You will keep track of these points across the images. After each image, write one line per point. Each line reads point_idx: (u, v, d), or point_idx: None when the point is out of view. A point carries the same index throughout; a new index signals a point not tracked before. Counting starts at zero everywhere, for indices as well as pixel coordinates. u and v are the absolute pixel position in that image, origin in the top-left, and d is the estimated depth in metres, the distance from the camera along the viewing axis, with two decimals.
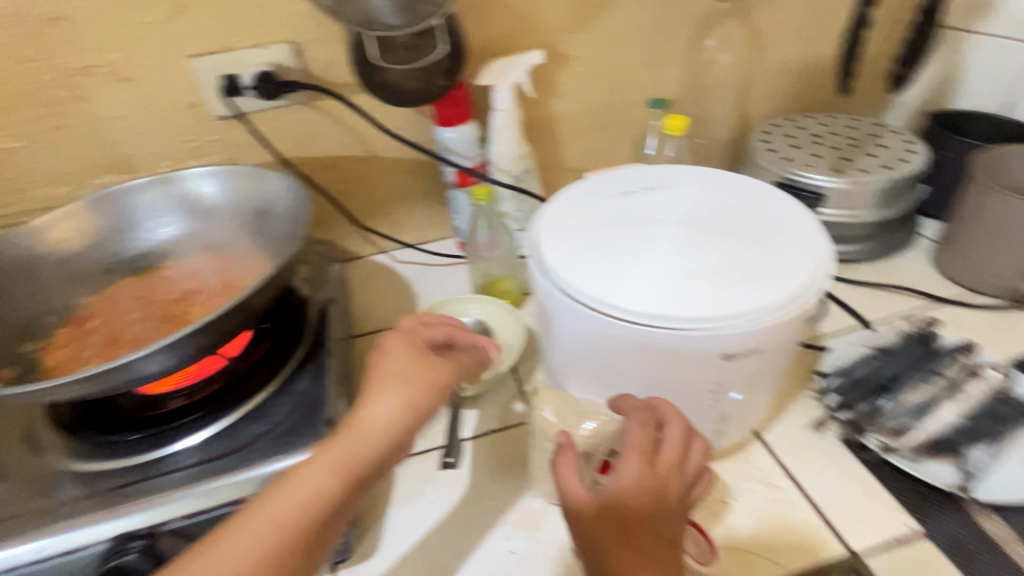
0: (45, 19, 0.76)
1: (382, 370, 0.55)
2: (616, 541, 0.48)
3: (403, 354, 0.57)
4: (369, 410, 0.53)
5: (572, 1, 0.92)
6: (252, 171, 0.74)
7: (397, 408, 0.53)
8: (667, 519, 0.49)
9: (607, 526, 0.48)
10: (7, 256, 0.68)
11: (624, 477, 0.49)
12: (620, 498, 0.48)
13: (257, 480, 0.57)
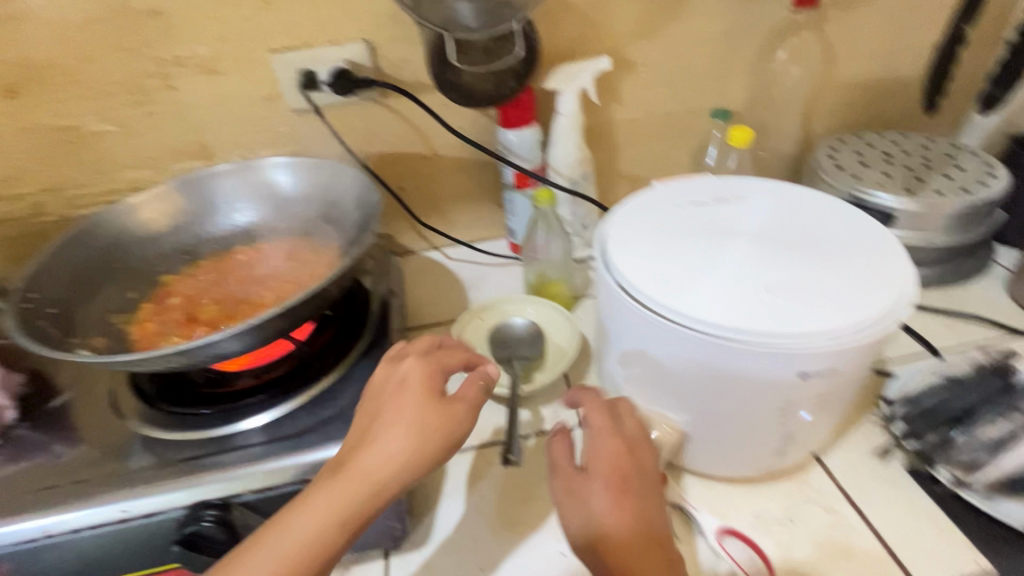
0: (145, 12, 0.80)
1: (392, 406, 0.54)
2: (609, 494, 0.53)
3: (410, 398, 0.54)
4: (372, 458, 0.51)
5: (643, 8, 0.92)
6: (324, 163, 0.77)
7: (403, 447, 0.52)
8: (647, 474, 0.55)
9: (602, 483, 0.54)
10: (100, 232, 0.73)
11: (595, 448, 0.56)
12: (602, 463, 0.55)
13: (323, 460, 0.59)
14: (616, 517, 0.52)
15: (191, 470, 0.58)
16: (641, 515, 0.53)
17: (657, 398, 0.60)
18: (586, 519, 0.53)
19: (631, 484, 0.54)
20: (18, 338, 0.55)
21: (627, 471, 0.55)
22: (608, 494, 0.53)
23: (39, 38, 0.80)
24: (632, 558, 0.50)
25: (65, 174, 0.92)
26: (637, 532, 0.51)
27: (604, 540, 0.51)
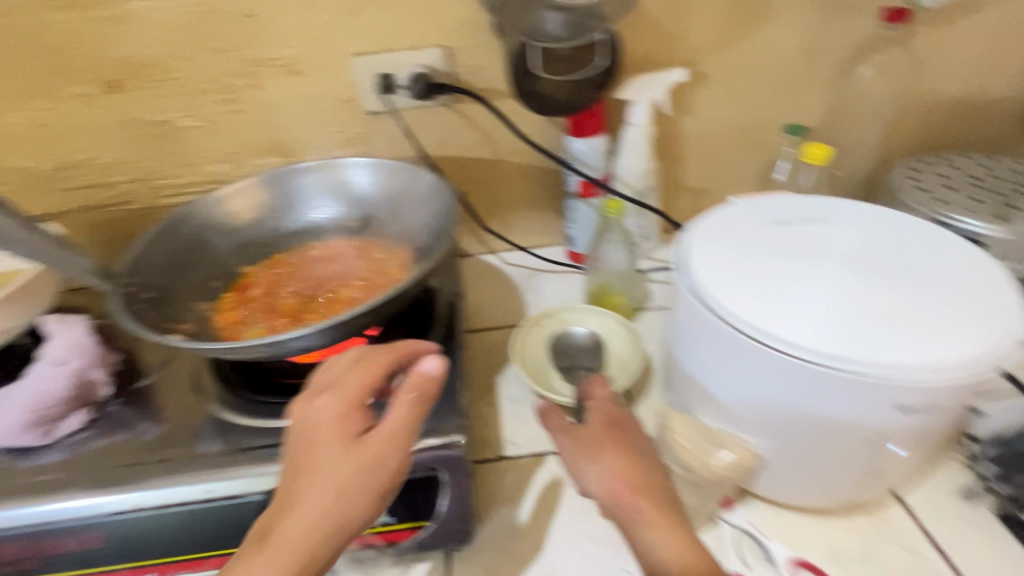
0: (241, 15, 0.84)
1: (315, 461, 0.49)
2: (605, 439, 0.58)
3: (329, 450, 0.49)
4: (299, 525, 0.47)
5: (722, 20, 0.91)
6: (403, 167, 0.79)
7: (332, 507, 0.48)
8: (636, 430, 0.59)
9: (601, 432, 0.58)
10: (189, 222, 0.76)
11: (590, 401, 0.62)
12: (597, 418, 0.60)
13: None
14: (608, 444, 0.57)
15: (271, 455, 0.60)
16: (638, 454, 0.57)
17: (734, 420, 0.58)
18: (581, 454, 0.58)
19: (625, 425, 0.59)
20: (125, 323, 0.59)
21: (621, 421, 0.60)
22: (601, 426, 0.59)
23: (143, 38, 0.85)
24: (640, 498, 0.53)
25: (154, 165, 0.97)
26: (633, 464, 0.55)
27: (598, 463, 0.56)
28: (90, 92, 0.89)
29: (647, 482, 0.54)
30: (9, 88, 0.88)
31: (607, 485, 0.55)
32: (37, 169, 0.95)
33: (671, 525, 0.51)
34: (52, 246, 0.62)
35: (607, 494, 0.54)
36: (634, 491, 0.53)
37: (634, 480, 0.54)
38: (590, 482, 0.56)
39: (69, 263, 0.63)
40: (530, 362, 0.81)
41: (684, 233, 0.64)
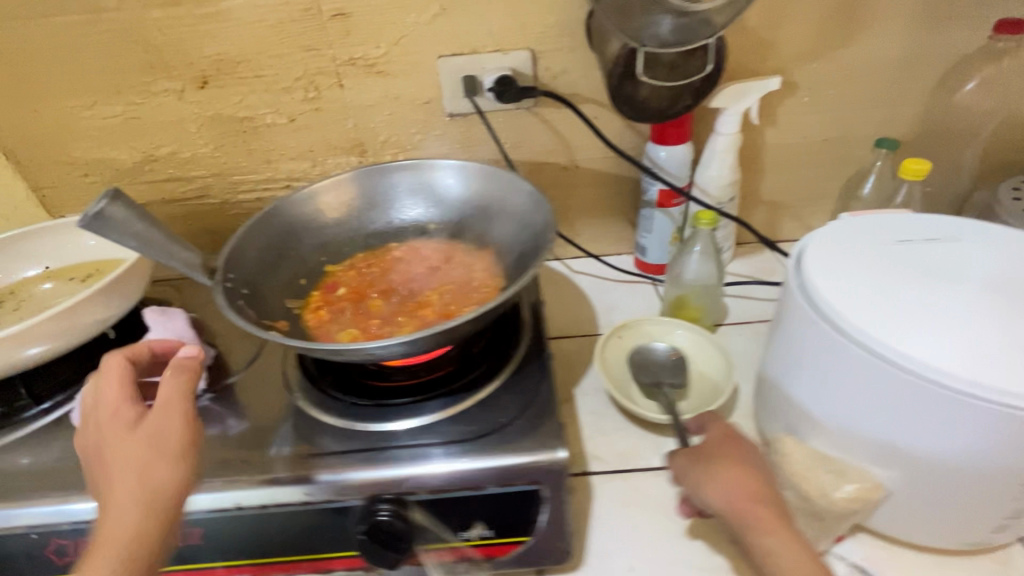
0: (332, 14, 0.84)
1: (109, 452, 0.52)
2: (725, 452, 0.56)
3: (114, 442, 0.53)
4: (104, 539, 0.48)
5: (819, 29, 0.88)
6: (494, 171, 0.77)
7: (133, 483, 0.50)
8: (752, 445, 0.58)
9: (723, 445, 0.57)
10: (282, 215, 0.76)
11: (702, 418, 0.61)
12: (715, 431, 0.59)
13: (497, 470, 0.55)
14: (732, 456, 0.55)
15: (367, 457, 0.59)
16: (758, 469, 0.55)
17: (860, 450, 0.56)
18: (702, 464, 0.56)
19: (742, 440, 0.57)
20: (228, 316, 0.59)
21: (738, 436, 0.58)
22: (719, 439, 0.57)
23: (235, 35, 0.86)
24: (758, 515, 0.51)
25: (234, 161, 0.98)
26: (752, 477, 0.53)
27: (722, 472, 0.54)
28: (180, 88, 0.91)
29: (770, 499, 0.52)
30: (106, 82, 0.90)
31: (733, 498, 0.52)
32: (126, 162, 0.98)
33: (794, 538, 0.50)
34: (161, 239, 0.61)
35: (730, 504, 0.52)
36: (754, 501, 0.52)
37: (754, 491, 0.52)
38: (710, 496, 0.53)
39: (178, 257, 0.61)
40: (613, 372, 0.79)
41: (802, 245, 0.62)
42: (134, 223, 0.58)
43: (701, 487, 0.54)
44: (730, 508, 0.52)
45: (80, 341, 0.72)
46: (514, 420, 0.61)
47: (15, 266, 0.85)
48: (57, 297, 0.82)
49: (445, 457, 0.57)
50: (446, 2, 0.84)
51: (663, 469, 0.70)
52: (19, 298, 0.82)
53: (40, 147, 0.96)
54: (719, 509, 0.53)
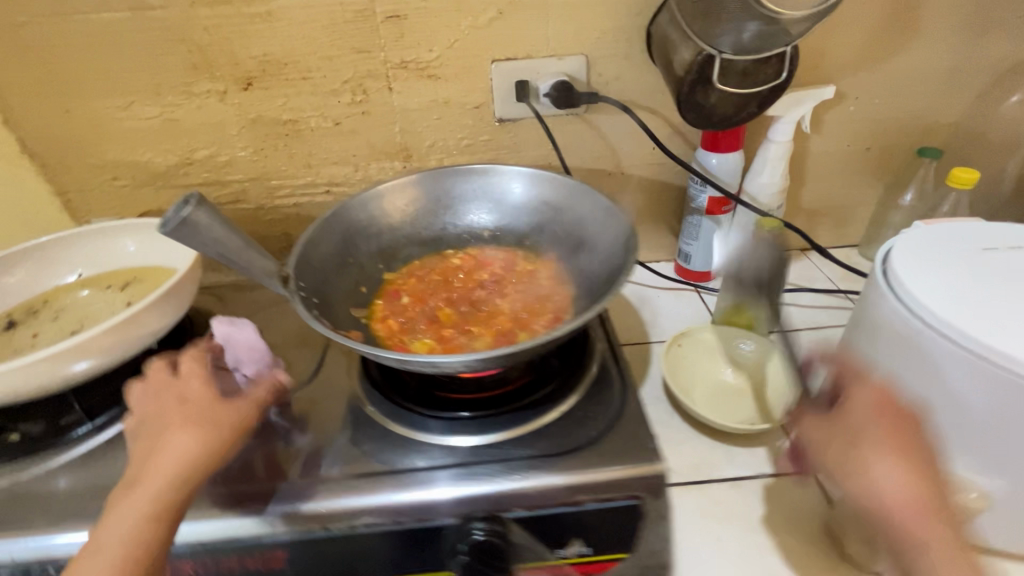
0: (387, 16, 0.83)
1: (174, 414, 0.56)
2: (883, 436, 0.51)
3: (180, 409, 0.57)
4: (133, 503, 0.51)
5: (868, 39, 0.89)
6: (565, 180, 0.75)
7: (189, 446, 0.54)
8: (913, 421, 0.53)
9: (879, 425, 0.52)
10: (350, 216, 0.75)
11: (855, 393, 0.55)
12: (865, 402, 0.54)
13: (598, 485, 0.54)
14: (893, 448, 0.51)
15: (457, 473, 0.56)
16: (917, 455, 0.51)
17: (969, 458, 0.55)
18: (857, 454, 0.51)
19: (901, 422, 0.52)
20: (314, 325, 0.56)
21: (896, 411, 0.53)
22: (871, 417, 0.53)
23: (285, 36, 0.83)
24: (915, 511, 0.48)
25: (275, 165, 0.95)
26: (914, 469, 0.50)
27: (880, 467, 0.50)
28: (224, 89, 0.88)
29: (934, 500, 0.49)
30: (145, 82, 0.87)
31: (890, 489, 0.49)
32: (159, 165, 0.94)
33: (950, 537, 0.47)
34: (235, 246, 0.56)
35: (888, 504, 0.49)
36: (911, 494, 0.49)
37: (917, 485, 0.49)
38: (868, 493, 0.50)
39: (257, 264, 0.57)
40: (679, 376, 0.79)
41: (889, 249, 0.64)
42: (207, 231, 0.54)
43: (858, 482, 0.51)
44: (886, 508, 0.49)
45: (130, 353, 0.69)
46: (604, 433, 0.60)
47: (50, 274, 0.81)
48: (96, 306, 0.78)
49: (453, 478, 0.56)
50: (504, 6, 0.83)
51: (739, 479, 0.69)
52: (54, 308, 0.78)
53: (69, 148, 0.92)
54: (877, 505, 0.50)
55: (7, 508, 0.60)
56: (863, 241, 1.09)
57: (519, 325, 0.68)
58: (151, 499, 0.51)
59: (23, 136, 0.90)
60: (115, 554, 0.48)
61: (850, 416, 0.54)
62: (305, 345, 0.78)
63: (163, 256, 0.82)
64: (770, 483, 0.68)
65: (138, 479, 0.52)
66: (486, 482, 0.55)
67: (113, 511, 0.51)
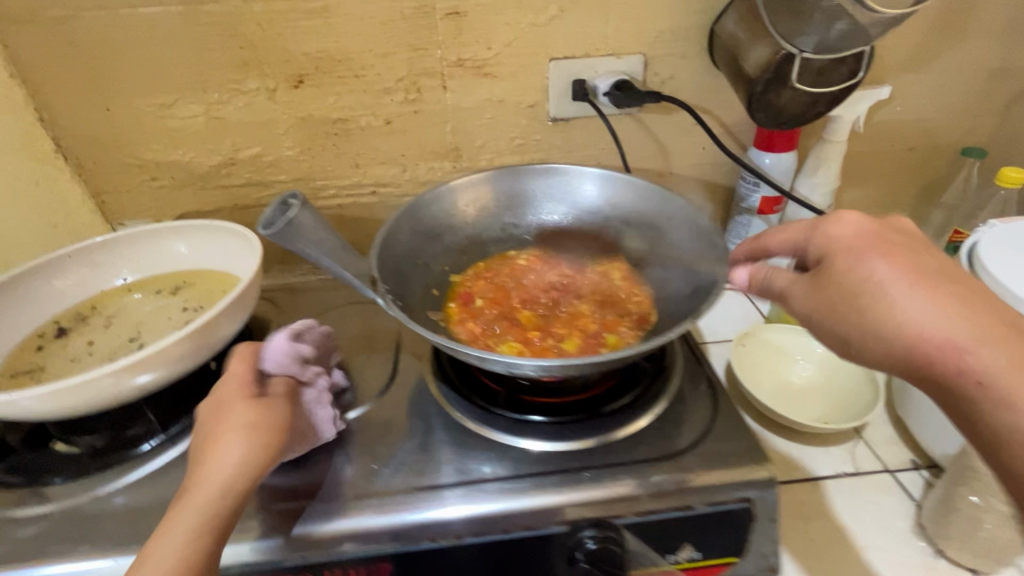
0: (447, 13, 0.81)
1: (222, 420, 0.53)
2: (876, 265, 0.46)
3: (228, 414, 0.53)
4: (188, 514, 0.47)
5: (922, 39, 0.89)
6: (638, 184, 0.76)
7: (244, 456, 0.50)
8: (909, 249, 0.47)
9: (854, 257, 0.47)
10: (427, 216, 0.75)
11: (844, 245, 0.48)
12: (843, 242, 0.48)
13: (706, 489, 0.54)
14: (899, 278, 0.44)
15: (559, 479, 0.56)
16: (932, 276, 0.45)
17: None
18: (883, 305, 0.44)
19: (894, 249, 0.46)
20: (420, 331, 0.56)
21: (882, 240, 0.47)
22: (856, 253, 0.47)
23: (341, 31, 0.81)
24: (961, 332, 0.41)
25: (321, 166, 0.93)
26: (937, 292, 0.44)
27: (904, 306, 0.43)
28: (273, 87, 0.85)
29: (978, 317, 0.42)
30: (192, 80, 0.84)
31: (918, 320, 0.43)
32: (201, 165, 0.91)
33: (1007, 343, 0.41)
34: (335, 253, 0.61)
35: (928, 342, 0.42)
36: (947, 315, 0.42)
37: (951, 305, 0.43)
38: (889, 333, 0.44)
39: (354, 269, 0.61)
40: (749, 375, 0.78)
41: (975, 241, 0.67)
42: (314, 242, 0.60)
43: (871, 325, 0.44)
44: (927, 344, 0.42)
45: (196, 362, 0.66)
46: (703, 437, 0.59)
47: (99, 279, 0.78)
48: (151, 312, 0.75)
49: (464, 495, 0.55)
50: (565, 3, 0.81)
51: (821, 479, 0.68)
52: (106, 315, 0.75)
53: (107, 148, 0.88)
54: (910, 345, 0.43)
55: (80, 527, 0.57)
56: None
57: (604, 327, 0.69)
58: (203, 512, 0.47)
59: (60, 136, 0.87)
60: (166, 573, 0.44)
61: (853, 267, 0.46)
62: (370, 350, 0.76)
63: (217, 260, 0.79)
64: (853, 481, 0.68)
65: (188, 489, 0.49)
66: (499, 498, 0.54)
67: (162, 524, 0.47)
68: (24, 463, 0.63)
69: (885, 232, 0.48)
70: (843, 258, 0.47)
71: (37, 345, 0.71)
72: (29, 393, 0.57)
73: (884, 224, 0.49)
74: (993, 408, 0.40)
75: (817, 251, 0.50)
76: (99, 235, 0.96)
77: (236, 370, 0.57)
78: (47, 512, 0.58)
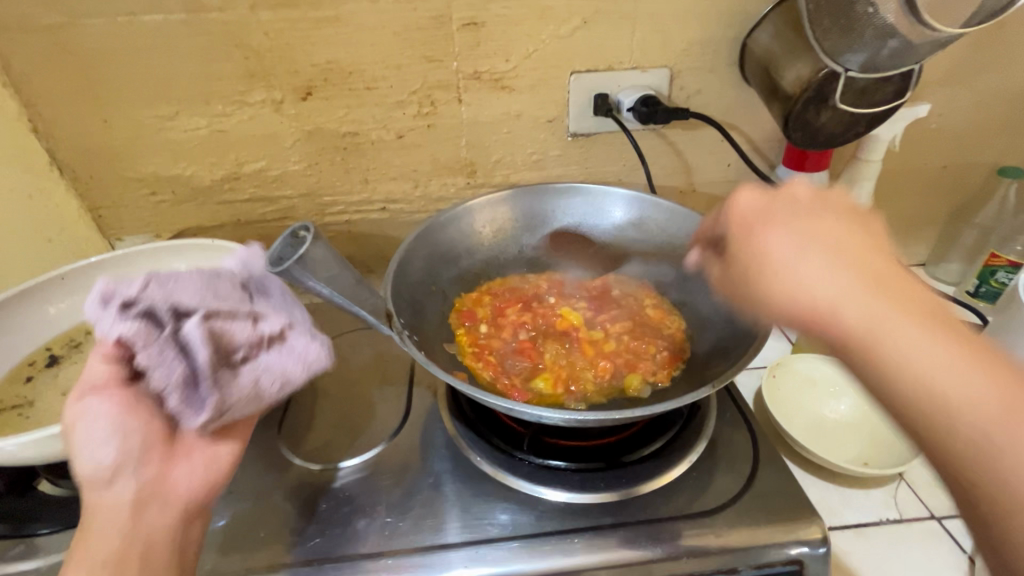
0: (465, 23, 0.77)
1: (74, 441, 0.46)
2: (776, 238, 0.42)
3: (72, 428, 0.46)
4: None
5: (967, 51, 0.84)
6: (669, 209, 0.73)
7: (91, 479, 0.45)
8: (817, 213, 0.43)
9: (748, 230, 0.44)
10: (445, 240, 0.72)
11: (738, 223, 0.45)
12: (739, 214, 0.45)
13: (751, 554, 0.52)
14: (795, 244, 0.41)
15: (591, 537, 0.53)
16: (843, 240, 0.41)
17: None
18: (781, 279, 0.40)
19: (784, 212, 0.44)
20: (440, 376, 0.53)
21: (781, 207, 0.44)
22: (746, 228, 0.44)
23: (352, 42, 0.77)
24: (876, 301, 0.37)
25: (329, 180, 0.89)
26: (849, 259, 0.40)
27: (797, 276, 0.40)
28: (280, 99, 0.81)
29: (877, 276, 0.39)
30: (194, 91, 0.79)
31: (827, 291, 0.38)
32: (203, 179, 0.87)
33: (925, 315, 0.37)
34: (353, 289, 0.57)
35: (823, 312, 0.38)
36: (868, 281, 0.38)
37: (868, 273, 0.39)
38: (796, 304, 0.39)
39: (369, 305, 0.57)
40: (784, 408, 0.74)
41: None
42: (336, 274, 0.55)
43: (776, 299, 0.41)
44: (821, 315, 0.38)
45: None
46: (745, 488, 0.57)
47: None
48: None
49: (467, 558, 0.52)
50: (589, 14, 0.77)
51: (862, 525, 0.64)
52: None
53: (104, 162, 0.84)
54: (816, 313, 0.39)
55: None
56: (930, 260, 1.06)
57: (626, 365, 0.66)
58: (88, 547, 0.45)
59: (54, 148, 0.82)
60: None
61: (746, 246, 0.43)
62: (381, 382, 0.72)
63: None
64: (898, 529, 0.64)
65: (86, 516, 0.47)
66: (506, 563, 0.52)
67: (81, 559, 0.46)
68: (14, 508, 0.60)
69: (785, 197, 0.45)
70: (739, 239, 0.45)
71: (27, 376, 0.67)
72: (14, 440, 0.53)
73: (798, 186, 0.46)
74: (936, 406, 0.35)
75: (721, 234, 0.48)
76: (95, 250, 0.92)
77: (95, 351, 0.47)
78: (42, 565, 0.55)
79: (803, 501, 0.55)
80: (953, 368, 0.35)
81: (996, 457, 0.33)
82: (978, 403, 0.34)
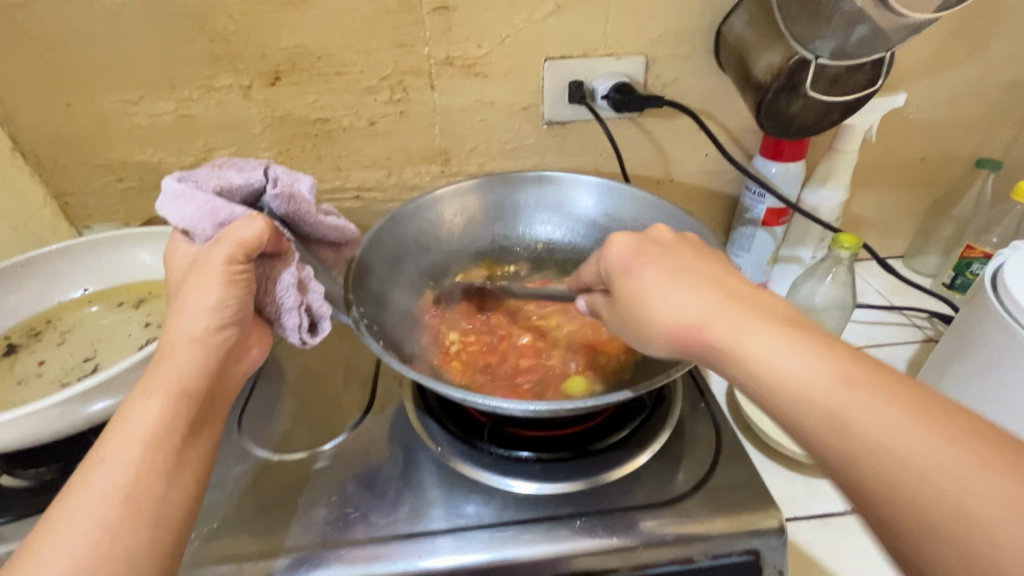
0: (435, 8, 0.75)
1: (193, 288, 0.48)
2: (651, 271, 0.49)
3: (199, 280, 0.48)
4: (150, 412, 0.46)
5: (944, 42, 0.83)
6: (639, 196, 0.73)
7: (205, 318, 0.49)
8: (680, 254, 0.50)
9: (617, 264, 0.52)
10: (411, 228, 0.73)
11: (613, 264, 0.51)
12: (616, 253, 0.52)
13: (707, 544, 0.52)
14: (661, 279, 0.47)
15: (549, 527, 0.53)
16: (699, 275, 0.47)
17: None
18: (652, 302, 0.46)
19: (652, 252, 0.51)
20: (394, 364, 0.53)
21: (646, 245, 0.52)
22: (622, 268, 0.51)
23: (320, 26, 0.75)
24: (737, 320, 0.43)
25: (301, 168, 0.87)
26: (704, 288, 0.46)
27: (660, 307, 0.46)
28: (247, 84, 0.79)
29: (729, 302, 0.44)
30: (158, 74, 0.77)
31: (690, 314, 0.44)
32: (170, 166, 0.85)
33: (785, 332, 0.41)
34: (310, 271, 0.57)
35: (696, 333, 0.44)
36: (721, 304, 0.44)
37: (724, 298, 0.45)
38: (664, 328, 0.45)
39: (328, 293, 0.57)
40: (754, 401, 0.74)
41: (1001, 263, 0.66)
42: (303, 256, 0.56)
43: (650, 331, 0.46)
44: (688, 324, 0.44)
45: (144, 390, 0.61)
46: (707, 478, 0.57)
47: (54, 290, 0.73)
48: (109, 328, 0.71)
49: (453, 544, 0.52)
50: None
51: (828, 515, 0.64)
52: (61, 330, 0.71)
53: (68, 147, 0.82)
54: (683, 335, 0.44)
55: None
56: (909, 252, 1.06)
57: (593, 356, 0.67)
58: (178, 381, 0.47)
59: (17, 133, 0.80)
60: (149, 440, 0.45)
61: (623, 282, 0.50)
62: (350, 373, 0.71)
63: None
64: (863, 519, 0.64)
65: (163, 349, 0.48)
66: (493, 551, 0.51)
67: (143, 391, 0.47)
68: None
69: (650, 239, 0.52)
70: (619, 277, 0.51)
71: None
72: None
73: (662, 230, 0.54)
74: (827, 426, 0.37)
75: (602, 274, 0.54)
76: (63, 238, 0.90)
77: (239, 230, 0.48)
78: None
79: (762, 491, 0.55)
80: (799, 363, 0.39)
81: (847, 430, 0.37)
82: (841, 395, 0.37)
